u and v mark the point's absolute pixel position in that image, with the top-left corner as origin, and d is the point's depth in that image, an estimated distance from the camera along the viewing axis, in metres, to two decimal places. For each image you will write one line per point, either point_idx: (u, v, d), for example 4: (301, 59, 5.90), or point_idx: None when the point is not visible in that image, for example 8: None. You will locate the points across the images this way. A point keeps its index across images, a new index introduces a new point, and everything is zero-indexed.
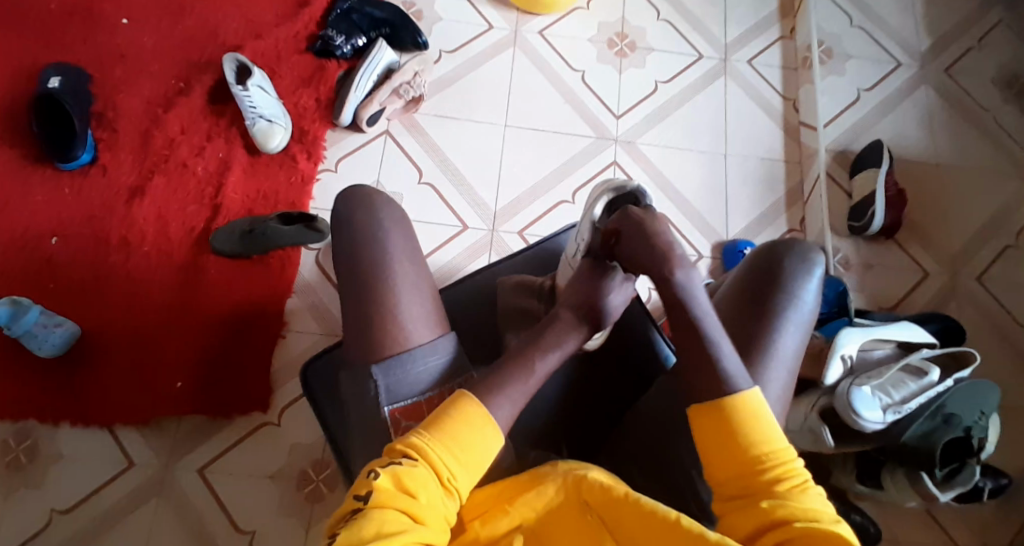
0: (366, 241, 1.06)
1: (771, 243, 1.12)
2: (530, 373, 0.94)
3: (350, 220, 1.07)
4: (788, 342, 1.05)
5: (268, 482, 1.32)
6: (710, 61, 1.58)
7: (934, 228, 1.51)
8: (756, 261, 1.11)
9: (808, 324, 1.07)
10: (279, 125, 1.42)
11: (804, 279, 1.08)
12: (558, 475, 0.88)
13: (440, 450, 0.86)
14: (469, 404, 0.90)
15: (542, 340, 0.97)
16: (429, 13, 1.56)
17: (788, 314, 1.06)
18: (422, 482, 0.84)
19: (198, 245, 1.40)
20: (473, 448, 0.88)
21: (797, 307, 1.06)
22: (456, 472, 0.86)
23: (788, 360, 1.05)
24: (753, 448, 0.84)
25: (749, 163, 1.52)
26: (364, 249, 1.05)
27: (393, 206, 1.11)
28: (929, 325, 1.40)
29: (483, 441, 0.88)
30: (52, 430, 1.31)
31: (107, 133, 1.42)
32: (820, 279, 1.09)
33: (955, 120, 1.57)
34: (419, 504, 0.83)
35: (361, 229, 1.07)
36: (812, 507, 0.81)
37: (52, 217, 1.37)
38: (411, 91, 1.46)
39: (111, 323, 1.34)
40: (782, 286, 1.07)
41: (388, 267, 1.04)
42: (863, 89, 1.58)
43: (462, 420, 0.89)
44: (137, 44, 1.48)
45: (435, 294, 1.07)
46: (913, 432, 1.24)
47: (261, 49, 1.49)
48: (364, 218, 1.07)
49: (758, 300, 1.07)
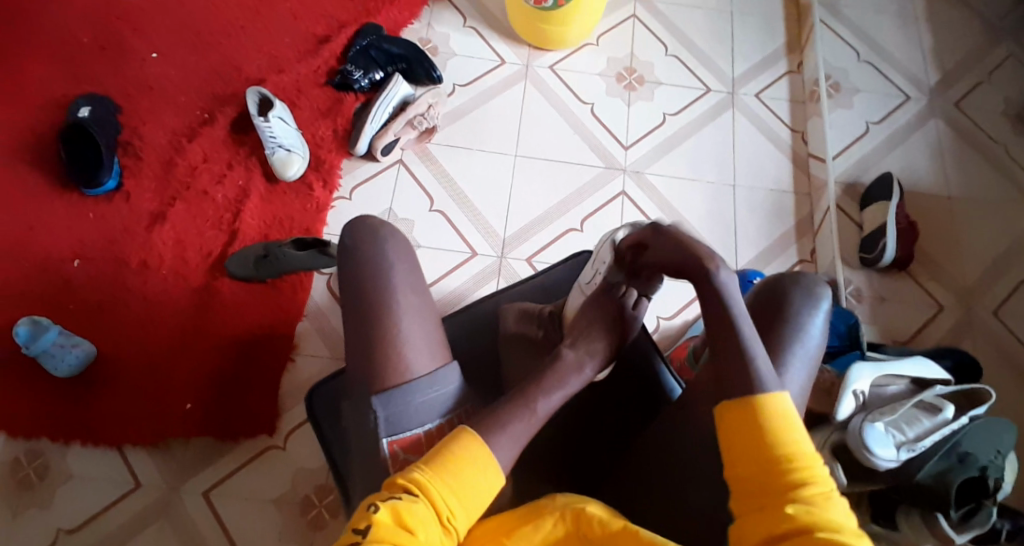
0: (369, 265, 1.08)
1: (777, 277, 1.12)
2: (533, 414, 0.97)
3: (354, 248, 1.10)
4: (795, 373, 1.04)
5: (272, 507, 1.33)
6: (718, 94, 1.61)
7: (948, 260, 1.50)
8: (760, 294, 1.12)
9: (814, 359, 1.07)
10: (297, 154, 1.47)
11: (809, 313, 1.08)
12: (557, 508, 0.87)
13: (442, 487, 0.88)
14: (469, 441, 0.92)
15: (544, 382, 1.01)
16: (444, 49, 1.61)
17: (794, 348, 1.05)
18: (424, 518, 0.85)
19: (214, 269, 1.43)
20: (473, 487, 0.89)
21: (803, 341, 1.06)
22: (454, 510, 0.87)
23: (794, 393, 1.04)
24: (779, 444, 0.89)
25: (757, 194, 1.54)
26: (367, 272, 1.07)
27: (396, 232, 1.13)
28: (944, 359, 1.38)
29: (482, 480, 0.90)
30: (64, 449, 1.34)
31: (131, 161, 1.48)
32: (826, 313, 1.09)
33: (966, 152, 1.57)
34: (419, 540, 0.83)
35: (363, 255, 1.09)
36: (831, 514, 0.85)
37: (76, 241, 1.42)
38: (425, 122, 1.51)
39: (126, 344, 1.38)
40: (786, 319, 1.07)
41: (390, 291, 1.06)
42: (871, 122, 1.59)
43: (462, 458, 0.90)
44: (165, 77, 1.54)
45: (437, 324, 1.09)
46: (928, 471, 1.22)
47: (283, 84, 1.54)
48: (366, 244, 1.10)
49: (765, 328, 1.07)
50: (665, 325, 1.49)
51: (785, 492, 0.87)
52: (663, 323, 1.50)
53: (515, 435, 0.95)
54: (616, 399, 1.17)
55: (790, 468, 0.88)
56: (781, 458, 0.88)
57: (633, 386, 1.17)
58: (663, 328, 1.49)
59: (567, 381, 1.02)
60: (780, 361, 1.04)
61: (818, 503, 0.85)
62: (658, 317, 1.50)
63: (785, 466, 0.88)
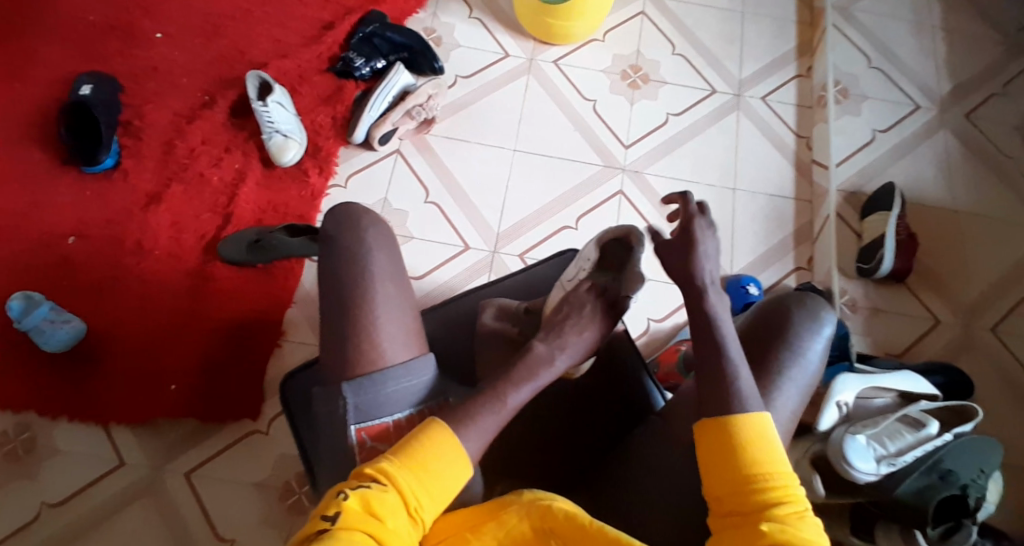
0: (350, 262, 1.06)
1: (780, 297, 1.10)
2: (502, 405, 0.94)
3: (336, 239, 1.08)
4: (786, 401, 1.03)
5: (253, 490, 1.35)
6: (724, 96, 1.58)
7: (949, 276, 1.47)
8: (761, 313, 1.10)
9: (810, 384, 1.06)
10: (294, 139, 1.47)
11: (809, 337, 1.06)
12: (521, 505, 0.87)
13: (409, 477, 0.85)
14: (442, 433, 0.89)
15: (514, 375, 0.97)
16: (448, 40, 1.59)
17: (790, 371, 1.04)
18: (392, 507, 0.83)
19: (207, 251, 1.44)
20: (442, 477, 0.87)
21: (800, 364, 1.04)
22: (422, 500, 0.85)
23: (786, 418, 1.03)
24: (753, 464, 0.88)
25: (758, 200, 1.52)
26: (348, 266, 1.05)
27: (380, 225, 1.11)
28: (936, 377, 1.36)
29: (450, 473, 0.87)
30: (51, 424, 1.36)
31: (131, 141, 1.49)
32: (826, 341, 1.07)
33: (975, 166, 1.54)
34: (385, 529, 0.81)
35: (347, 250, 1.07)
36: (808, 534, 0.84)
37: (73, 219, 1.43)
38: (423, 113, 1.50)
39: (116, 322, 1.39)
40: (784, 341, 1.05)
41: (371, 282, 1.05)
42: (879, 130, 1.56)
43: (432, 449, 0.88)
44: (168, 58, 1.54)
45: (416, 313, 1.08)
46: (907, 487, 1.19)
47: (285, 68, 1.54)
48: (349, 237, 1.08)
49: (755, 354, 1.06)
50: (656, 327, 1.48)
51: (758, 511, 0.86)
52: (653, 325, 1.48)
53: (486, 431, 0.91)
54: (599, 400, 1.17)
55: (765, 490, 0.87)
56: (755, 479, 0.87)
57: (618, 390, 1.17)
58: (654, 331, 1.48)
59: (538, 374, 0.98)
60: (772, 388, 1.03)
61: (793, 523, 0.84)
62: (649, 319, 1.49)
63: (759, 487, 0.87)
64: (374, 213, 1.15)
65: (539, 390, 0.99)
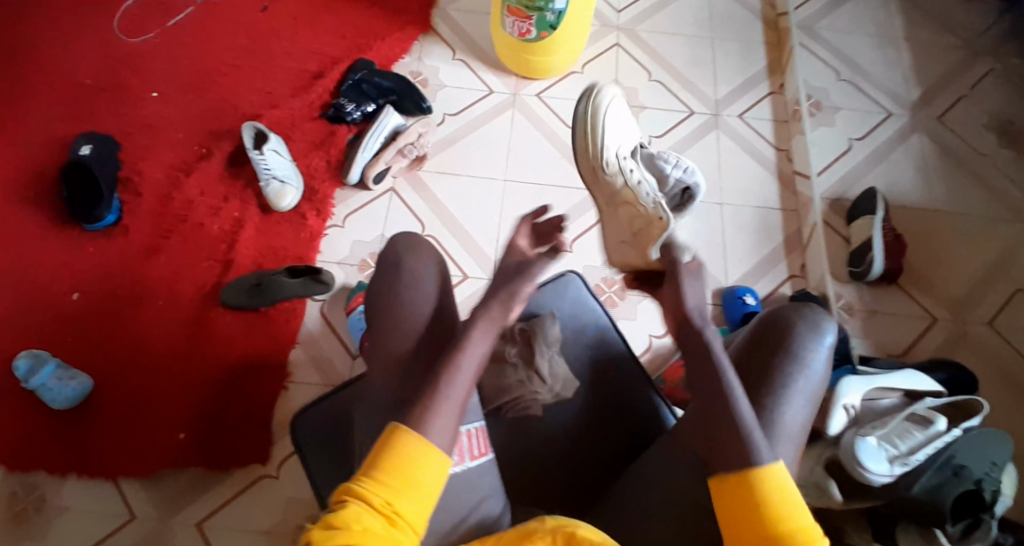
0: (390, 283, 1.10)
1: (778, 308, 1.07)
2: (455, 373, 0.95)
3: (383, 257, 1.13)
4: (793, 411, 1.00)
5: (264, 537, 1.33)
6: (702, 116, 1.64)
7: (936, 275, 1.51)
8: (762, 328, 1.06)
9: (817, 395, 1.02)
10: (291, 185, 1.51)
11: (813, 349, 1.03)
12: (547, 533, 0.88)
13: (374, 485, 0.87)
14: (390, 435, 0.90)
15: (467, 340, 0.97)
16: (433, 81, 1.65)
17: (795, 383, 1.01)
18: (361, 516, 0.85)
19: (209, 299, 1.47)
20: (401, 472, 0.88)
21: (806, 375, 1.01)
22: (387, 497, 0.87)
23: (796, 433, 1.00)
24: (777, 521, 0.85)
25: (744, 212, 1.57)
26: (388, 276, 1.10)
27: (422, 248, 1.13)
28: (938, 372, 1.39)
29: (421, 473, 0.89)
30: (59, 483, 1.35)
31: (130, 197, 1.52)
32: (829, 349, 1.03)
33: (949, 166, 1.60)
34: (355, 535, 0.83)
35: (389, 268, 1.11)
36: None
37: (75, 277, 1.46)
38: (414, 151, 1.55)
39: (123, 377, 1.41)
40: (789, 353, 1.02)
41: (403, 304, 1.08)
42: (854, 138, 1.62)
43: (385, 451, 0.89)
44: (164, 115, 1.59)
45: (437, 317, 1.09)
46: (922, 485, 1.22)
47: (277, 118, 1.59)
48: (399, 260, 1.12)
49: (766, 364, 1.02)
50: (660, 342, 1.47)
51: None
52: (656, 339, 1.48)
53: (456, 407, 0.93)
54: (606, 424, 1.14)
55: None
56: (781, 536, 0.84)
57: (631, 410, 1.14)
58: (658, 346, 1.47)
59: (476, 342, 0.97)
60: (779, 393, 1.00)
61: None
62: (650, 335, 1.48)
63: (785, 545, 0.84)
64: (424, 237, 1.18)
65: (483, 358, 0.98)
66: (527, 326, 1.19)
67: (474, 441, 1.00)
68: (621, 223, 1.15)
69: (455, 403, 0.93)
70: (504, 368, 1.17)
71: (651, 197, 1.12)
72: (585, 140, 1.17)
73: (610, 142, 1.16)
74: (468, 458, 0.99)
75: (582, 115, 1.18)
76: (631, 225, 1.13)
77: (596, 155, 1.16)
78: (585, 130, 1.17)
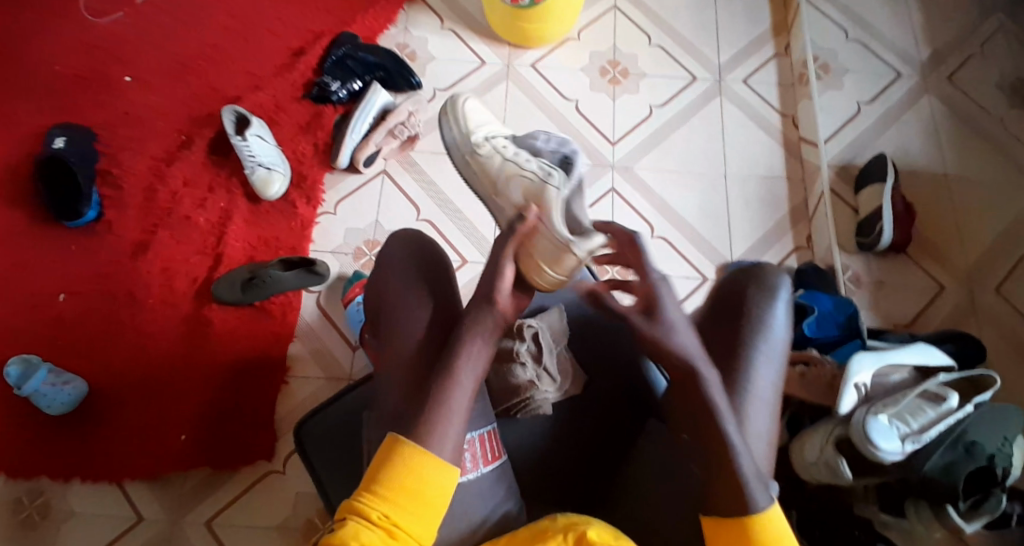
0: (382, 289, 1.06)
1: (730, 274, 1.02)
2: (457, 382, 0.90)
3: (378, 262, 1.09)
4: (765, 374, 0.95)
5: (275, 533, 1.32)
6: (705, 83, 1.59)
7: (945, 243, 1.48)
8: (717, 295, 1.01)
9: (782, 355, 0.97)
10: (278, 171, 1.44)
11: (769, 307, 0.98)
12: (559, 531, 0.84)
13: (374, 499, 0.84)
14: (388, 446, 0.87)
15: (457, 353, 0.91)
16: (422, 53, 1.58)
17: (758, 346, 0.96)
18: (360, 532, 0.81)
19: (201, 295, 1.42)
20: (401, 483, 0.85)
21: (767, 336, 0.96)
22: (388, 511, 0.83)
23: (768, 396, 0.94)
24: None
25: (750, 183, 1.52)
26: (385, 281, 1.06)
27: (418, 254, 1.08)
28: (947, 345, 1.37)
29: (425, 485, 0.85)
30: (63, 488, 1.33)
31: (112, 191, 1.46)
32: (786, 303, 0.99)
33: (959, 130, 1.55)
34: None
35: (382, 275, 1.07)
36: None
37: (62, 277, 1.41)
38: (406, 131, 1.49)
39: (119, 379, 1.37)
40: (746, 318, 0.97)
41: (396, 314, 1.04)
42: (863, 102, 1.57)
43: (384, 463, 0.86)
44: (141, 102, 1.52)
45: (435, 325, 1.03)
46: (935, 463, 1.21)
47: (260, 100, 1.52)
48: (390, 267, 1.07)
49: (726, 324, 0.98)
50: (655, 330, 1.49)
51: None
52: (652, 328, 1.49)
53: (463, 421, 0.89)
54: (594, 402, 1.09)
55: None
56: None
57: (613, 377, 1.10)
58: None
59: (475, 351, 0.92)
60: (749, 357, 0.95)
61: None
62: None
63: None
64: (426, 238, 1.10)
65: (484, 372, 0.92)
66: (536, 326, 1.05)
67: (485, 445, 0.97)
68: (510, 203, 1.11)
69: (459, 407, 0.89)
70: (511, 364, 1.03)
71: (530, 161, 1.11)
72: (455, 137, 1.22)
73: (476, 128, 1.21)
74: (482, 464, 0.96)
75: (447, 123, 1.24)
76: (523, 197, 1.08)
77: (465, 141, 1.20)
78: (452, 128, 1.22)
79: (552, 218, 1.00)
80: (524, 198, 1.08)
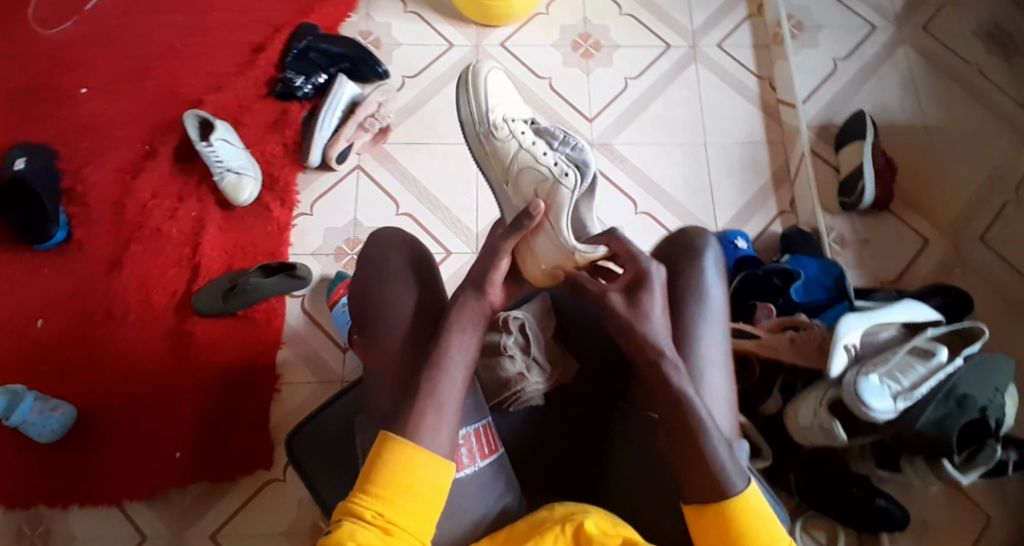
0: (365, 291, 1.00)
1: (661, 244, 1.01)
2: (453, 380, 0.89)
3: (360, 261, 1.03)
4: (712, 337, 0.95)
5: (282, 538, 1.30)
6: (679, 50, 1.56)
7: (927, 195, 1.47)
8: None
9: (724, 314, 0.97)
10: (248, 175, 1.41)
11: (700, 270, 0.97)
12: (557, 523, 0.82)
13: (368, 499, 0.82)
14: (380, 443, 0.86)
15: (443, 355, 0.90)
16: (387, 40, 1.54)
17: (700, 311, 0.95)
18: (357, 531, 0.80)
19: (182, 308, 1.39)
20: (395, 478, 0.83)
21: (706, 300, 0.96)
22: (384, 508, 0.82)
23: (718, 358, 0.94)
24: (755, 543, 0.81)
25: (730, 149, 1.50)
26: (367, 282, 1.00)
27: (402, 253, 1.02)
28: (934, 299, 1.36)
29: (417, 480, 0.84)
30: (62, 514, 1.30)
31: (78, 208, 1.42)
32: (716, 262, 0.98)
33: (936, 80, 1.55)
34: None
35: (363, 276, 1.01)
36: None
37: (37, 302, 1.38)
38: (377, 123, 1.46)
39: (107, 399, 1.34)
40: (685, 286, 0.96)
41: (380, 317, 0.98)
42: (839, 59, 1.56)
43: (377, 461, 0.85)
44: (99, 113, 1.47)
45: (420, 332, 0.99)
46: (928, 418, 1.21)
47: (223, 102, 1.47)
48: (372, 267, 1.01)
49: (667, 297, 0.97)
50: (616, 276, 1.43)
51: None
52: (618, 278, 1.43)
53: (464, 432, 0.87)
54: (579, 386, 1.04)
55: None
56: None
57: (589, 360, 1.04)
58: None
59: (467, 340, 0.92)
60: (691, 322, 0.94)
61: None
62: None
63: None
64: (407, 236, 1.05)
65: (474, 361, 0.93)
66: (522, 318, 1.00)
67: (481, 440, 0.94)
68: (523, 192, 1.08)
69: (449, 398, 0.88)
70: (499, 359, 0.99)
71: (548, 155, 1.06)
72: (466, 110, 1.13)
73: (496, 106, 1.12)
74: (478, 457, 0.93)
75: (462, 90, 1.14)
76: (537, 193, 1.06)
77: (481, 120, 1.11)
78: (469, 103, 1.13)
79: (559, 218, 1.02)
80: (535, 192, 1.06)
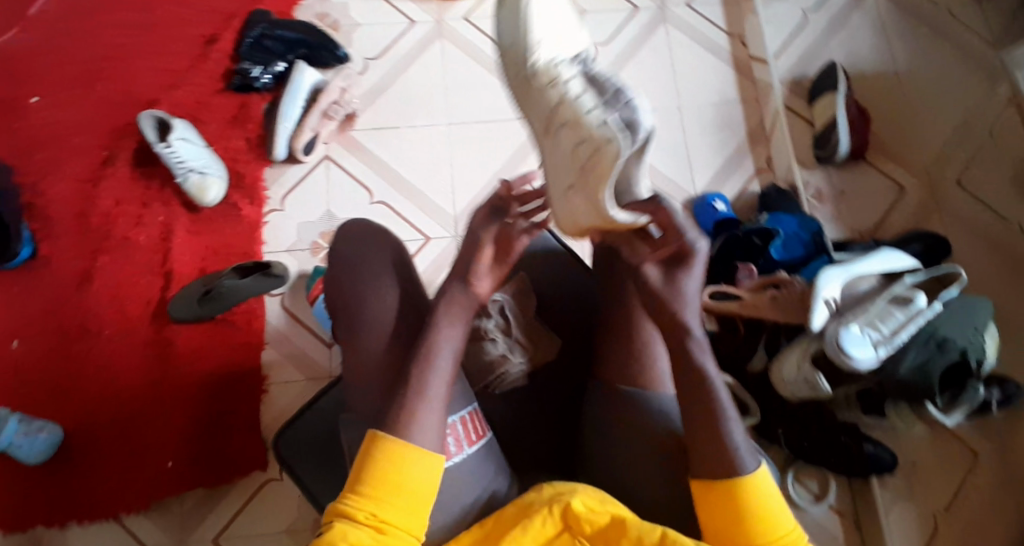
0: (340, 292, 0.97)
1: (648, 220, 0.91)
2: (443, 374, 0.87)
3: (331, 258, 0.99)
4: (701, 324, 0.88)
5: (286, 536, 1.29)
6: (648, 11, 1.52)
7: (902, 143, 1.47)
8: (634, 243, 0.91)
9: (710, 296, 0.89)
10: (212, 175, 1.36)
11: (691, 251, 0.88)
12: (544, 504, 0.78)
13: (359, 498, 0.80)
14: (368, 441, 0.84)
15: (424, 344, 0.87)
16: (346, 22, 1.49)
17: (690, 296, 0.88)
18: (348, 532, 0.78)
19: (158, 316, 1.36)
20: (384, 475, 0.81)
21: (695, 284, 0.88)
22: (374, 506, 0.80)
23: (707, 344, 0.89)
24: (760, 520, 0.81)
25: (704, 111, 1.48)
26: (341, 283, 0.97)
27: (375, 250, 0.98)
28: (913, 246, 1.37)
29: (407, 476, 0.82)
30: (60, 533, 1.28)
31: (41, 223, 1.37)
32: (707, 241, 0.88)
33: (906, 25, 1.53)
34: None
35: (336, 273, 0.98)
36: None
37: (10, 322, 1.34)
38: (341, 110, 1.43)
39: (92, 414, 1.32)
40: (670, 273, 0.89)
41: (355, 317, 0.95)
42: (808, 10, 1.54)
43: (366, 458, 0.83)
44: (51, 121, 1.41)
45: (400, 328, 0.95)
46: (910, 363, 1.23)
47: (180, 100, 1.42)
48: (344, 267, 0.98)
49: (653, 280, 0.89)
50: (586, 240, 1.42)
51: None
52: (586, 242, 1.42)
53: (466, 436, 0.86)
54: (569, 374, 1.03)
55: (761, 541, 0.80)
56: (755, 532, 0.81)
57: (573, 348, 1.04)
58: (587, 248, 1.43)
59: (454, 326, 0.89)
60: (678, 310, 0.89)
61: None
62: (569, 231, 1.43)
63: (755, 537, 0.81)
64: (377, 229, 1.01)
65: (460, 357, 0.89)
66: (501, 300, 1.01)
67: (468, 426, 0.91)
68: (566, 152, 0.81)
69: (437, 390, 0.85)
70: (482, 343, 1.00)
71: (595, 110, 0.76)
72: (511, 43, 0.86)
73: (542, 37, 0.84)
74: (466, 445, 0.89)
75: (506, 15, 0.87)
76: (577, 155, 0.79)
77: (524, 54, 0.84)
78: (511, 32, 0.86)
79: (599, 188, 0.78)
80: (575, 155, 0.79)
